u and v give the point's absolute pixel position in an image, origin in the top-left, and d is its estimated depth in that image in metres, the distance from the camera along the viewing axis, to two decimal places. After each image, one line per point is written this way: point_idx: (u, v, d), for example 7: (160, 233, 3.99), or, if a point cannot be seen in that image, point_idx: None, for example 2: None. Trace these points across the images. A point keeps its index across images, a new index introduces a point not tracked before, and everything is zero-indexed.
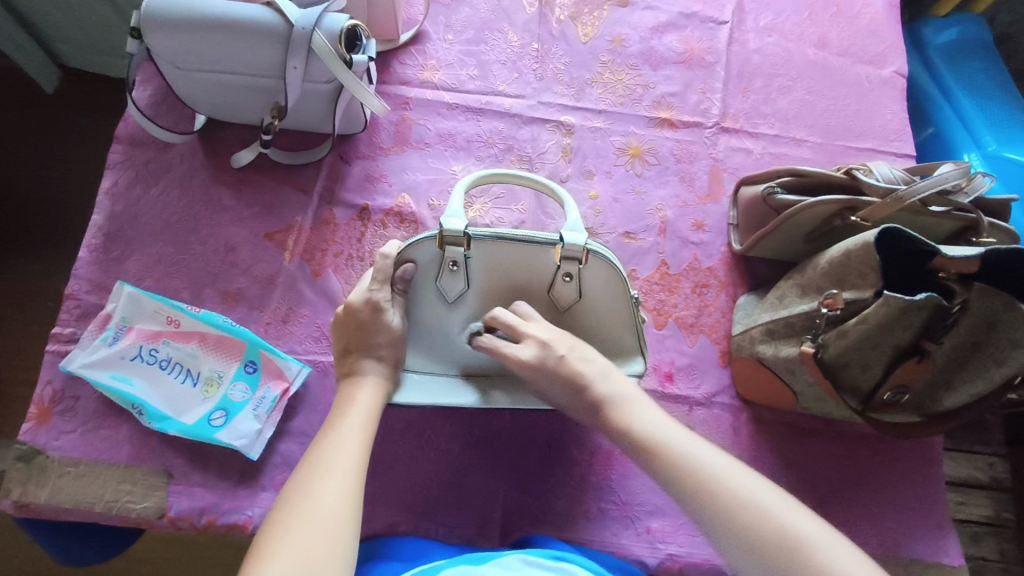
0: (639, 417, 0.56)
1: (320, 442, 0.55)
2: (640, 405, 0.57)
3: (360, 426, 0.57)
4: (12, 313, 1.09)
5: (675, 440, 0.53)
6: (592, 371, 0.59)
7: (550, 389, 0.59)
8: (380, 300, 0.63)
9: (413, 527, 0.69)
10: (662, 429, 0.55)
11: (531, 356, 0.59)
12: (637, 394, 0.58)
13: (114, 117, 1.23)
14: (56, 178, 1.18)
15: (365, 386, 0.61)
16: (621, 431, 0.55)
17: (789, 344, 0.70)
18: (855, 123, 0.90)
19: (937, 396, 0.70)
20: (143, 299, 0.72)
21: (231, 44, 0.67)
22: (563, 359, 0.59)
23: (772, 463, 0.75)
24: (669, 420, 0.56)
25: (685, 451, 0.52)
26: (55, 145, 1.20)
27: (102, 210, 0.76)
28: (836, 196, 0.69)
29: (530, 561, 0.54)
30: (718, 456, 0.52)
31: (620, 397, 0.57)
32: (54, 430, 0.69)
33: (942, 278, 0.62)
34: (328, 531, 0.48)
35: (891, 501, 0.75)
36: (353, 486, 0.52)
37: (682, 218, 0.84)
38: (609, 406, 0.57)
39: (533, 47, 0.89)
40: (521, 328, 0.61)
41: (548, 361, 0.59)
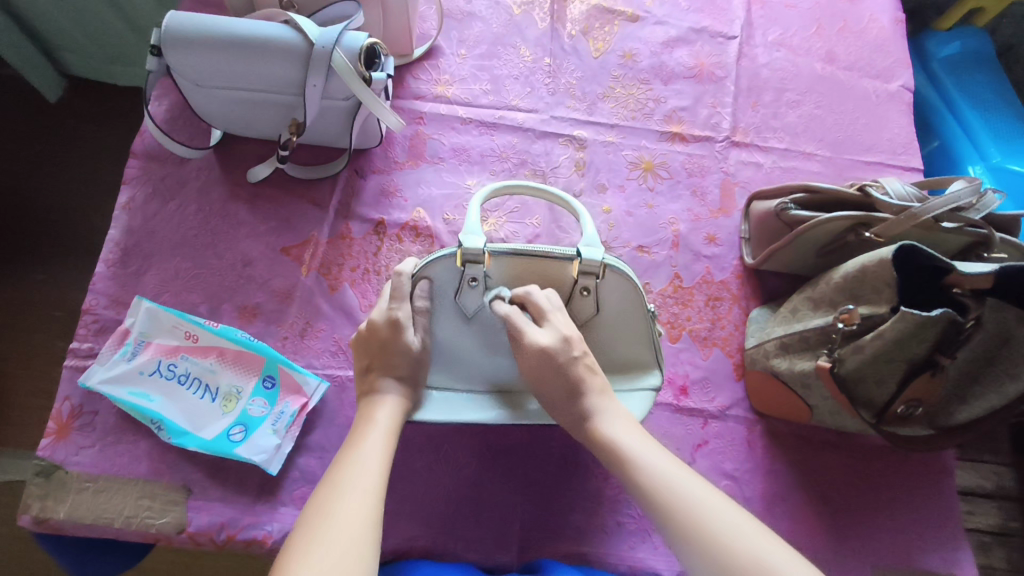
0: (613, 429, 0.57)
1: (341, 460, 0.56)
2: (621, 419, 0.58)
3: (380, 444, 0.58)
4: (26, 325, 1.09)
5: (645, 458, 0.54)
6: (595, 382, 0.59)
7: (550, 381, 0.59)
8: (400, 317, 0.63)
9: (432, 541, 0.70)
10: (634, 445, 0.56)
11: (548, 342, 0.59)
12: (616, 405, 0.59)
13: (122, 126, 1.24)
14: (72, 189, 1.18)
15: (386, 404, 0.62)
16: (599, 447, 0.57)
17: (804, 358, 0.71)
18: (864, 137, 0.91)
19: (950, 411, 0.71)
20: (161, 314, 0.73)
21: (252, 63, 0.67)
22: (568, 364, 0.59)
23: (785, 475, 0.76)
24: (648, 437, 0.57)
25: (653, 466, 0.54)
26: (70, 156, 1.21)
27: (119, 225, 0.77)
28: (848, 212, 0.70)
29: None
30: (687, 475, 0.53)
31: (605, 410, 0.58)
32: (73, 444, 0.70)
33: (957, 294, 0.64)
34: (349, 551, 0.48)
35: (904, 514, 0.76)
36: (372, 503, 0.52)
37: (694, 231, 0.85)
38: (586, 417, 0.58)
39: (545, 62, 0.90)
40: (549, 317, 0.61)
41: (561, 356, 0.59)
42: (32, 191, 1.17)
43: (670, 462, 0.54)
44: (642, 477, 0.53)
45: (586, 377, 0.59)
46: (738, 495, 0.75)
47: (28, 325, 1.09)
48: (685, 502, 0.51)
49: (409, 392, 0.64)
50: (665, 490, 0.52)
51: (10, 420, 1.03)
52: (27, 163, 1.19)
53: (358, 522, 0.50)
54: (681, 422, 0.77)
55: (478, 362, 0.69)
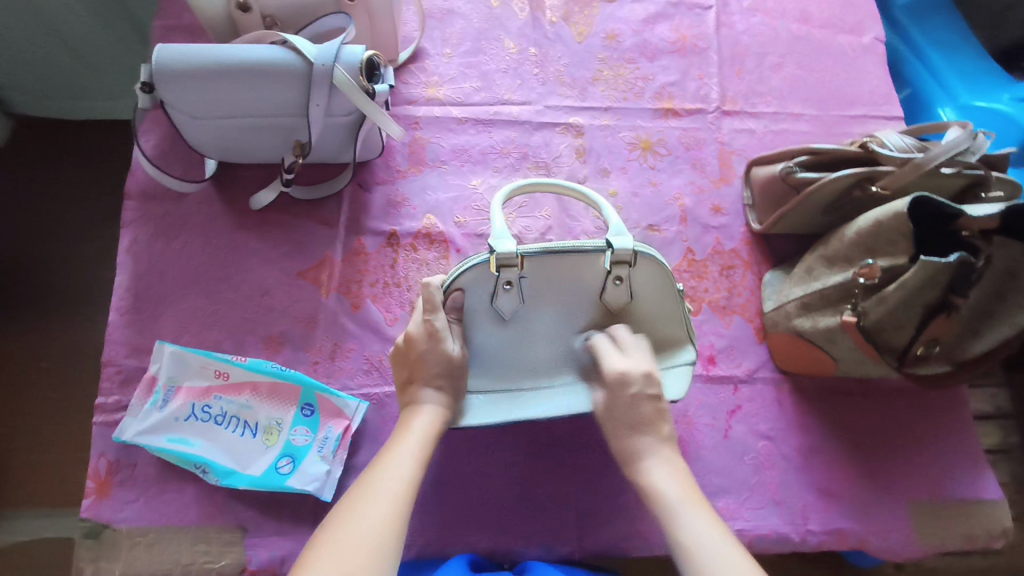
0: (660, 478, 0.57)
1: (375, 466, 0.56)
2: (672, 470, 0.58)
3: (413, 451, 0.57)
4: (34, 381, 0.98)
5: (684, 516, 0.53)
6: (656, 425, 0.60)
7: (619, 413, 0.61)
8: (436, 326, 0.63)
9: (494, 542, 0.71)
10: (680, 499, 0.55)
11: (625, 369, 0.62)
12: (670, 456, 0.59)
13: (74, 168, 1.10)
14: (59, 234, 1.06)
15: (423, 413, 0.61)
16: (645, 492, 0.57)
17: (826, 315, 0.73)
18: (846, 92, 0.94)
19: (966, 345, 0.73)
20: (187, 355, 0.71)
21: (251, 88, 0.65)
22: (636, 397, 0.61)
23: (815, 428, 0.80)
24: (695, 494, 0.56)
25: (691, 528, 0.52)
26: (50, 205, 1.08)
27: (126, 270, 0.75)
28: (854, 169, 0.72)
29: None
30: (718, 539, 0.51)
31: (658, 455, 0.58)
32: (116, 501, 0.68)
33: (966, 236, 0.67)
34: (368, 552, 0.47)
35: (929, 448, 0.80)
36: (400, 509, 0.52)
37: (699, 204, 0.86)
38: (637, 456, 0.59)
39: (531, 52, 0.89)
40: (631, 350, 0.64)
41: (632, 388, 0.61)
42: (13, 243, 1.05)
43: (710, 527, 0.52)
44: (684, 536, 0.52)
45: (650, 415, 0.60)
46: (776, 453, 0.78)
47: (36, 382, 0.98)
48: (708, 566, 0.50)
49: (453, 401, 0.64)
50: (694, 555, 0.51)
51: None
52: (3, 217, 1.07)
53: (381, 524, 0.50)
54: (712, 392, 0.80)
55: (514, 361, 0.69)
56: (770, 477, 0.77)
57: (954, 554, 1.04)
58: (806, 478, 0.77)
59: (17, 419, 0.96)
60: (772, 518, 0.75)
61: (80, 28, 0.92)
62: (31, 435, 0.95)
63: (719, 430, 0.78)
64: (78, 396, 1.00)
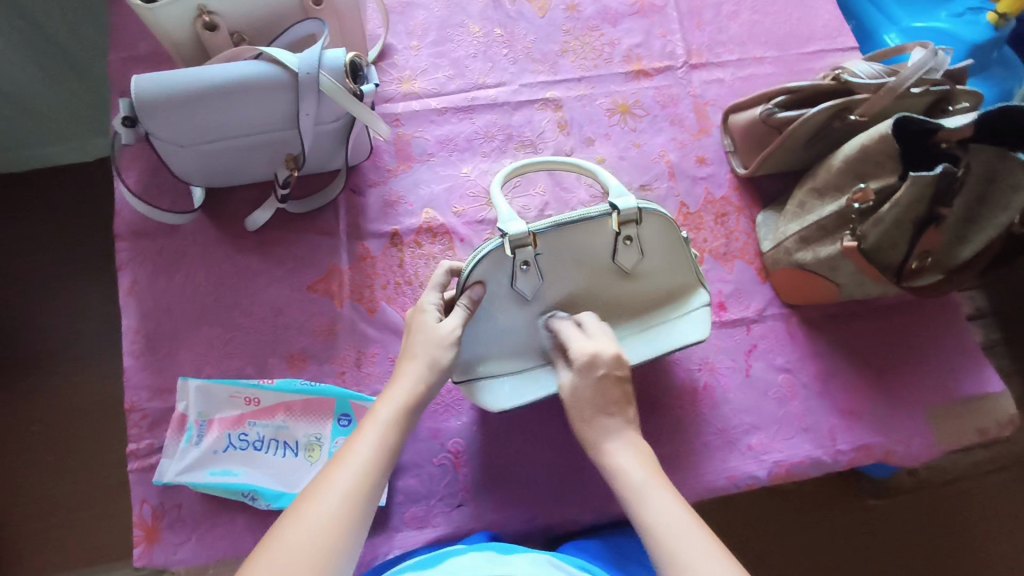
0: (627, 462, 0.55)
1: (332, 464, 0.54)
2: (637, 454, 0.56)
3: (374, 443, 0.54)
4: (63, 438, 0.98)
5: (652, 499, 0.52)
6: (619, 406, 0.58)
7: (586, 396, 0.59)
8: (427, 303, 0.63)
9: (549, 515, 0.73)
10: (646, 483, 0.53)
11: (595, 351, 0.61)
12: (636, 439, 0.57)
13: (35, 217, 1.08)
14: (49, 288, 1.05)
15: (386, 394, 0.58)
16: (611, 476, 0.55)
17: (826, 245, 0.76)
18: (803, 30, 0.97)
19: (954, 251, 0.74)
20: (212, 388, 0.70)
21: (236, 106, 0.64)
22: (603, 379, 0.59)
23: (828, 353, 0.83)
24: (660, 475, 0.54)
25: (660, 511, 0.50)
26: (31, 258, 1.06)
27: (132, 312, 0.73)
28: (831, 102, 0.75)
29: (556, 563, 0.58)
30: (690, 530, 0.49)
31: (629, 440, 0.56)
32: (168, 545, 0.67)
33: (946, 147, 0.71)
34: (308, 558, 0.46)
35: (933, 354, 0.85)
36: (341, 500, 0.50)
37: (684, 157, 0.88)
38: (601, 440, 0.57)
39: (497, 33, 0.90)
40: (591, 334, 0.64)
41: (597, 371, 0.60)
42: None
43: (677, 512, 0.50)
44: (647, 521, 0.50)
45: (608, 399, 0.58)
46: (796, 383, 0.81)
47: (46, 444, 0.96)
48: (673, 552, 0.48)
49: (441, 372, 0.60)
50: (660, 542, 0.49)
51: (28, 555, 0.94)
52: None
53: (324, 526, 0.48)
54: (727, 335, 0.83)
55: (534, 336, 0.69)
56: (794, 407, 0.80)
57: (959, 451, 1.10)
58: (828, 402, 0.81)
59: (53, 478, 0.96)
60: (803, 445, 0.79)
61: (17, 69, 0.89)
62: (71, 491, 0.96)
63: (740, 371, 0.81)
64: (90, 451, 0.98)
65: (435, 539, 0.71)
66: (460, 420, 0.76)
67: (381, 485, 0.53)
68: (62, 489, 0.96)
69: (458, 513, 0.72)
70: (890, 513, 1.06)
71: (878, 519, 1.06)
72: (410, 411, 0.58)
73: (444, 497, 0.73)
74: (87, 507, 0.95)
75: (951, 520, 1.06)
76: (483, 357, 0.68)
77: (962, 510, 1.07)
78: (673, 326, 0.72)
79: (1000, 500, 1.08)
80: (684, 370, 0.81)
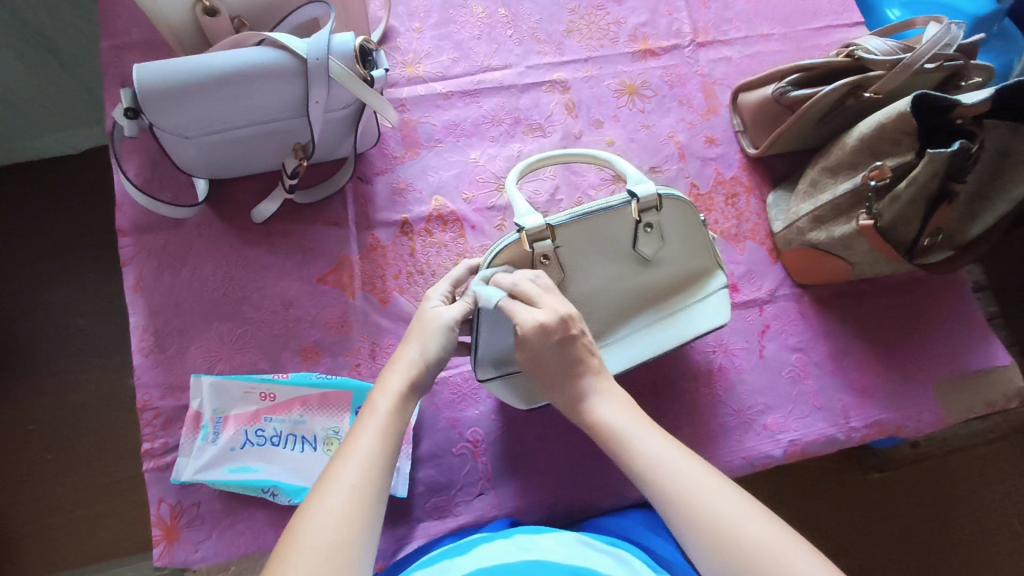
0: (609, 413, 0.55)
1: (337, 456, 0.51)
2: (618, 403, 0.56)
3: (377, 435, 0.52)
4: (70, 435, 0.96)
5: (636, 442, 0.52)
6: (593, 363, 0.57)
7: (549, 360, 0.56)
8: (435, 295, 0.63)
9: (570, 500, 0.73)
10: (631, 429, 0.53)
11: (545, 319, 0.56)
12: (614, 387, 0.57)
13: (19, 213, 1.04)
14: (41, 285, 1.02)
15: (388, 385, 0.56)
16: (599, 434, 0.54)
17: (840, 224, 0.76)
18: (807, 6, 0.95)
19: (965, 228, 0.77)
20: (226, 384, 0.69)
21: (244, 95, 0.62)
22: (564, 342, 0.56)
23: (841, 332, 0.83)
24: (642, 418, 0.54)
25: (644, 454, 0.51)
26: (21, 254, 1.03)
27: (139, 309, 0.71)
28: (844, 79, 0.74)
29: (587, 541, 0.58)
30: (690, 465, 0.50)
31: (602, 394, 0.56)
32: (188, 543, 0.66)
33: (961, 124, 0.69)
34: (327, 561, 0.44)
35: (943, 330, 0.85)
36: (364, 492, 0.48)
37: (693, 138, 0.87)
38: (585, 399, 0.56)
39: (501, 13, 0.88)
40: (541, 296, 0.58)
41: (558, 335, 0.56)
42: None
43: (664, 447, 0.51)
44: (643, 464, 0.51)
45: (581, 356, 0.57)
46: (809, 362, 0.81)
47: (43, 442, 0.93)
48: (672, 491, 0.49)
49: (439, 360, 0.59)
50: (670, 488, 0.49)
51: (34, 552, 0.92)
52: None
53: (336, 523, 0.46)
54: (741, 317, 0.82)
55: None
56: (808, 385, 0.80)
57: (958, 422, 1.11)
58: (841, 380, 0.81)
59: (63, 474, 0.95)
60: (818, 423, 0.79)
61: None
62: (86, 487, 0.95)
63: (754, 352, 0.81)
64: (94, 445, 0.96)
65: (457, 528, 0.71)
66: (477, 409, 0.75)
67: (388, 473, 0.51)
68: (75, 486, 0.95)
69: (480, 501, 0.72)
70: (892, 485, 1.07)
71: (880, 492, 1.07)
72: (406, 400, 0.56)
73: (464, 486, 0.72)
74: (101, 503, 0.94)
75: (951, 490, 1.08)
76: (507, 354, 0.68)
77: (961, 480, 1.09)
78: (692, 311, 0.72)
79: (998, 470, 1.10)
80: (699, 353, 0.81)
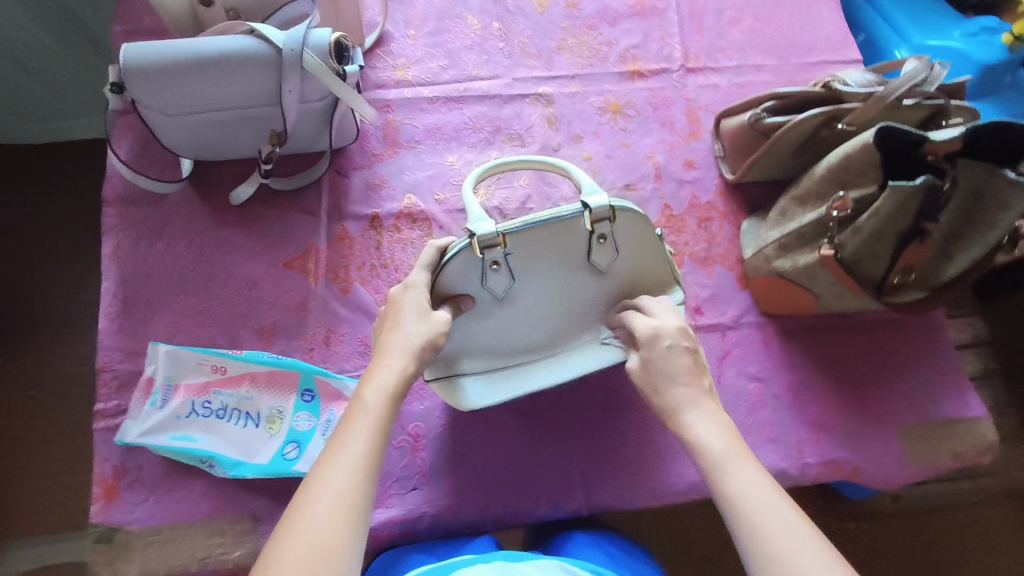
0: (704, 430, 0.56)
1: (325, 455, 0.51)
2: (713, 422, 0.57)
3: (367, 434, 0.52)
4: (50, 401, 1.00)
5: (735, 470, 0.53)
6: (693, 376, 0.59)
7: (653, 371, 0.60)
8: (414, 281, 0.63)
9: (503, 505, 0.73)
10: (725, 452, 0.54)
11: (659, 326, 0.62)
12: (712, 406, 0.58)
13: (41, 189, 1.11)
14: (50, 257, 1.08)
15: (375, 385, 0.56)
16: (690, 444, 0.56)
17: (805, 253, 0.75)
18: (803, 41, 0.96)
19: (940, 269, 0.75)
20: (182, 353, 0.71)
21: (222, 80, 0.66)
22: (672, 349, 0.61)
23: (805, 366, 0.81)
24: (737, 442, 0.55)
25: (742, 481, 0.52)
26: (36, 227, 1.09)
27: (111, 277, 0.75)
28: (820, 109, 0.74)
29: (566, 566, 0.54)
30: (770, 498, 0.50)
31: (690, 409, 0.57)
32: (125, 503, 0.68)
33: (931, 161, 0.67)
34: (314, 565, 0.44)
35: (914, 374, 0.82)
36: (354, 490, 0.49)
37: (673, 160, 0.88)
38: (677, 411, 0.58)
39: (495, 27, 0.90)
40: (661, 310, 0.65)
41: (667, 341, 0.61)
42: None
43: (762, 486, 0.51)
44: (733, 486, 0.52)
45: (684, 368, 0.60)
46: (767, 393, 0.80)
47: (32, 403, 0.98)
48: (752, 515, 0.49)
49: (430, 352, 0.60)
50: (753, 517, 0.49)
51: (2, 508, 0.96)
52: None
53: (324, 526, 0.46)
54: (701, 340, 0.81)
55: (500, 334, 0.71)
56: (764, 416, 0.78)
57: (943, 480, 1.06)
58: (798, 414, 0.79)
59: (41, 436, 0.99)
60: (771, 455, 0.77)
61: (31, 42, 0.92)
62: (63, 454, 0.98)
63: (712, 376, 0.80)
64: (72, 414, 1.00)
65: (388, 520, 0.71)
66: (422, 405, 0.76)
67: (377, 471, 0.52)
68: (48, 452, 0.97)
69: (413, 496, 0.72)
70: (868, 538, 1.03)
71: (855, 543, 1.03)
72: (397, 395, 0.56)
73: (400, 478, 0.73)
74: (76, 470, 0.98)
75: (931, 550, 1.03)
76: (463, 353, 0.70)
77: (942, 541, 1.04)
78: None
79: (983, 534, 1.05)
80: None
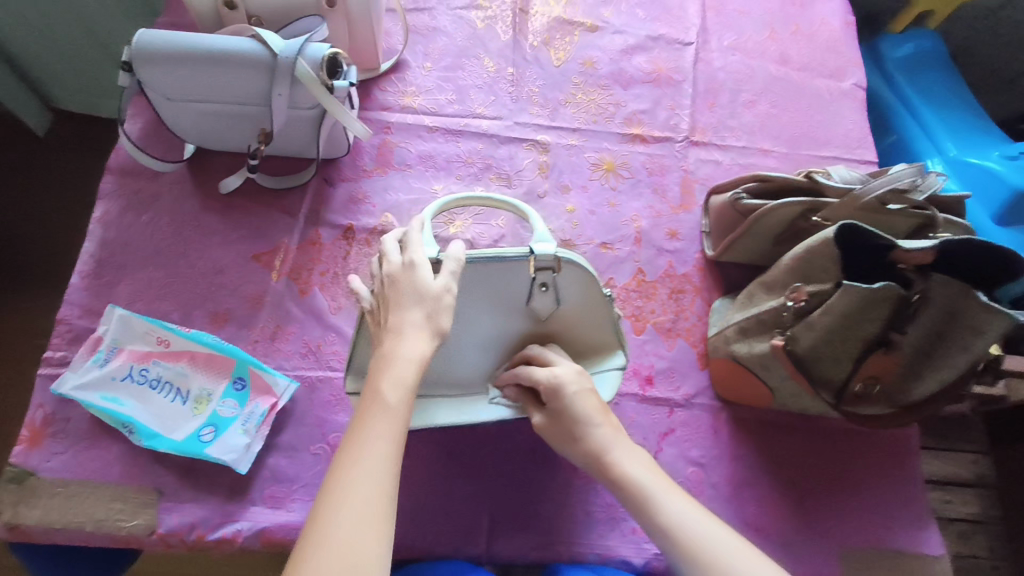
0: (632, 467, 0.58)
1: (341, 470, 0.47)
2: (641, 460, 0.59)
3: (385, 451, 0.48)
4: None
5: (663, 503, 0.55)
6: (607, 418, 0.61)
7: (565, 421, 0.61)
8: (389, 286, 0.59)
9: (402, 536, 0.71)
10: (655, 487, 0.57)
11: (561, 373, 0.63)
12: (631, 445, 0.60)
13: (103, 159, 1.27)
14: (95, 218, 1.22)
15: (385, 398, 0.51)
16: (619, 484, 0.58)
17: (762, 340, 0.72)
18: (817, 134, 0.94)
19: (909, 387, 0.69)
20: (133, 321, 0.75)
21: (222, 76, 0.71)
22: (578, 394, 0.62)
23: (752, 461, 0.77)
24: (662, 475, 0.58)
25: (671, 516, 0.54)
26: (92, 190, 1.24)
27: (94, 238, 0.79)
28: (799, 199, 0.72)
29: None
30: (710, 525, 0.53)
31: (614, 445, 0.60)
32: (44, 451, 0.70)
33: (901, 269, 0.64)
34: None
35: (872, 495, 0.76)
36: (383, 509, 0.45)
37: (656, 227, 0.87)
38: (602, 452, 0.59)
39: (508, 72, 0.93)
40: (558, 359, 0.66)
41: (574, 386, 0.62)
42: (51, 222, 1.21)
43: (699, 517, 0.54)
44: (659, 520, 0.54)
45: (597, 410, 0.61)
46: (705, 481, 0.75)
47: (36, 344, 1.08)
48: (690, 548, 0.52)
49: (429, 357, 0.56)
50: (693, 549, 0.52)
51: None
52: (43, 199, 1.22)
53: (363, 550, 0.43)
54: (647, 412, 0.78)
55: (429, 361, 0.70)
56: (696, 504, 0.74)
57: None
58: (735, 510, 0.74)
59: None
60: None
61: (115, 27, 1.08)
62: None
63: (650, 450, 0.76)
64: None
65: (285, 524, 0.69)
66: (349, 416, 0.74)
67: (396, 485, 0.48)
68: None
69: None
70: None
71: None
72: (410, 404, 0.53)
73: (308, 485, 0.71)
74: None
75: None
76: None
77: None
78: None
79: None
80: None
